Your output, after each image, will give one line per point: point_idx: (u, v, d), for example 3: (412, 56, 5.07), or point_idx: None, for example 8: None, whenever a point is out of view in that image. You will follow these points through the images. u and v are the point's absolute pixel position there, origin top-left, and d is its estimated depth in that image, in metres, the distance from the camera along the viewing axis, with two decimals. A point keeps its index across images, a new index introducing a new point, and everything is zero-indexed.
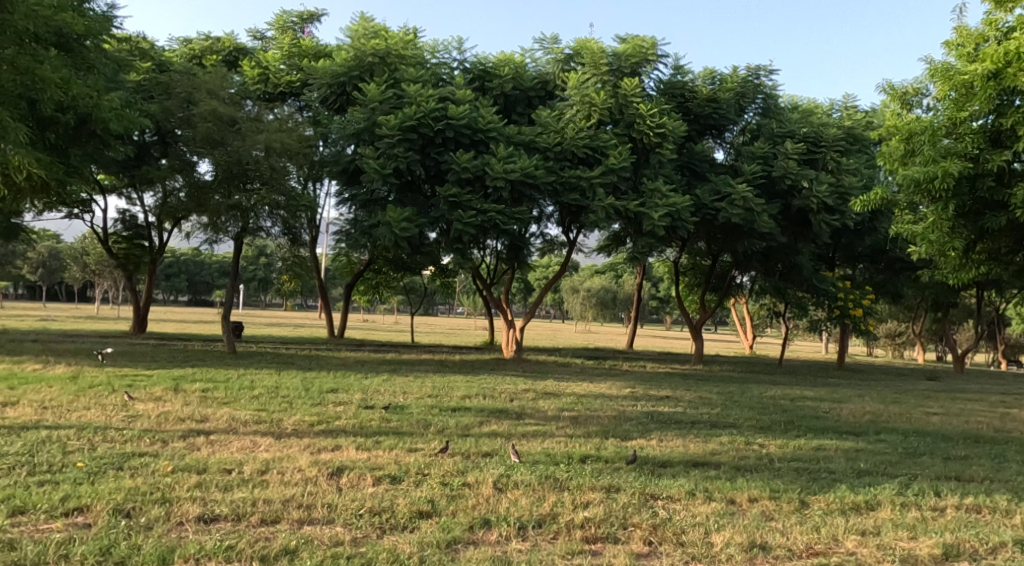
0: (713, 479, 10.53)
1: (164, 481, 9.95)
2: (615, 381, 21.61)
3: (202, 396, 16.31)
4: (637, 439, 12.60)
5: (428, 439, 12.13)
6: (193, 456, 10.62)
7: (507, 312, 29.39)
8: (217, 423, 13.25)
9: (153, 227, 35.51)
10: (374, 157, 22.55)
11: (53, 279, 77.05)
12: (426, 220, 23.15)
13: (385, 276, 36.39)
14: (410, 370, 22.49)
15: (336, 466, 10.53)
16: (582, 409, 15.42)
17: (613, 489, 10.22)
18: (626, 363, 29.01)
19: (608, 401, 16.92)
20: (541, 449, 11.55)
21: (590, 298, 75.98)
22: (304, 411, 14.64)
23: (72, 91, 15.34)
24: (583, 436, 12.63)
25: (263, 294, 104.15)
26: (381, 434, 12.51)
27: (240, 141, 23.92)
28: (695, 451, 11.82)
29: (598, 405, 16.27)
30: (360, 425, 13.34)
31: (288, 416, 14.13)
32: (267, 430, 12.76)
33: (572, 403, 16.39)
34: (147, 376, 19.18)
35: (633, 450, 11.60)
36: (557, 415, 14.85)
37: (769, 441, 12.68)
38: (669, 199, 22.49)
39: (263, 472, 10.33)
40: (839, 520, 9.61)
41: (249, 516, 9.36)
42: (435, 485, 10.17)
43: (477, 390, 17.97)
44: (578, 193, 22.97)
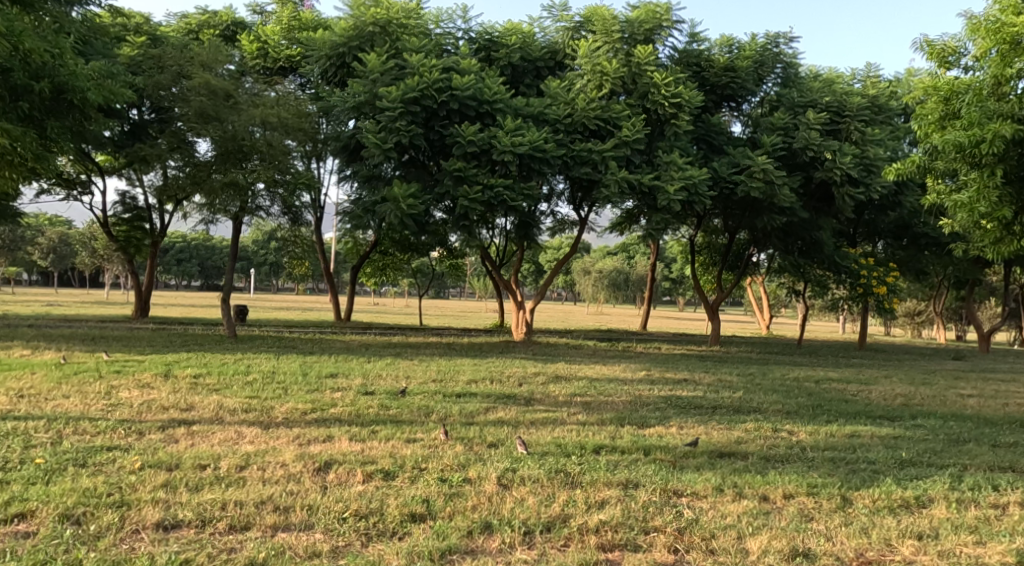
0: (742, 472, 9.56)
1: (128, 481, 9.04)
2: (629, 364, 20.67)
3: (192, 384, 15.43)
4: (655, 427, 11.62)
5: (428, 428, 11.19)
6: (165, 451, 9.70)
7: (517, 295, 28.37)
8: (203, 412, 12.35)
9: (153, 209, 34.67)
10: (375, 132, 21.55)
11: (64, 264, 76.44)
12: (431, 197, 22.18)
13: (392, 258, 35.51)
14: (414, 355, 21.61)
15: (323, 461, 9.60)
16: (596, 395, 14.45)
17: (631, 485, 9.26)
18: (640, 345, 27.99)
19: (623, 385, 15.95)
20: (551, 439, 10.56)
21: (602, 280, 75.09)
22: (297, 398, 13.71)
23: (25, 44, 13.94)
24: (596, 424, 11.67)
25: (274, 278, 103.52)
26: (378, 422, 11.57)
27: (236, 116, 22.93)
28: (719, 440, 10.83)
29: (613, 390, 15.29)
30: (356, 413, 12.39)
31: (280, 404, 13.22)
32: (256, 419, 11.84)
33: (584, 388, 15.41)
34: (137, 363, 18.32)
35: (653, 438, 10.63)
36: (568, 401, 13.89)
37: (799, 428, 11.68)
38: (685, 173, 21.42)
39: (241, 468, 9.40)
40: (890, 520, 8.64)
41: (216, 521, 8.45)
42: (434, 482, 9.23)
43: (484, 375, 17.04)
44: (590, 167, 21.92)
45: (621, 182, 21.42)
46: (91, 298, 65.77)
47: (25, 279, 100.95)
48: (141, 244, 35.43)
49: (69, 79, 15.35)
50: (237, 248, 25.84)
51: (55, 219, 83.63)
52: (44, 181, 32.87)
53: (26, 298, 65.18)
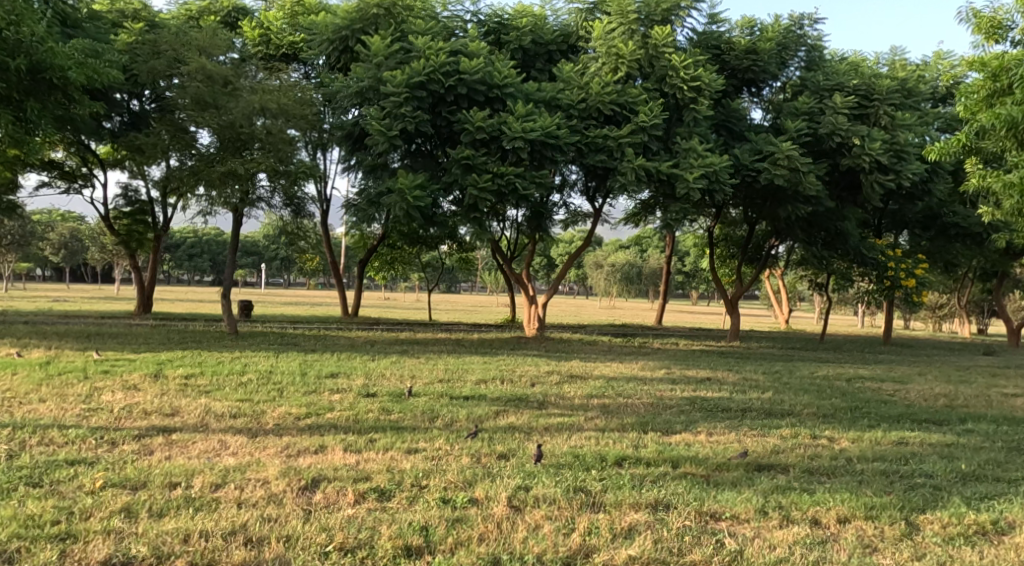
0: (785, 490, 8.61)
1: (84, 506, 8.20)
2: (646, 361, 19.65)
3: (183, 385, 14.48)
4: (681, 434, 10.51)
5: (431, 436, 10.14)
6: (133, 466, 8.83)
7: (529, 288, 27.31)
8: (188, 417, 11.37)
9: (156, 203, 33.72)
10: (379, 118, 20.51)
11: (75, 260, 75.75)
12: (438, 187, 21.15)
13: (399, 252, 34.54)
14: (421, 352, 20.63)
15: (311, 478, 8.70)
16: (616, 397, 13.41)
17: (661, 506, 8.32)
18: (657, 340, 26.85)
19: (643, 385, 14.89)
20: (568, 449, 9.52)
21: (614, 273, 74.07)
22: (292, 401, 12.71)
23: None
24: (617, 430, 10.58)
25: (285, 272, 102.79)
26: (377, 429, 10.56)
27: (233, 102, 21.93)
28: (755, 448, 9.77)
29: (634, 390, 14.22)
30: (353, 419, 11.38)
31: (273, 408, 12.20)
32: (243, 426, 10.83)
33: (602, 389, 14.35)
34: (128, 362, 17.51)
35: (680, 448, 9.61)
36: (585, 404, 12.84)
37: (840, 434, 10.56)
38: (705, 160, 20.31)
39: (216, 488, 8.52)
40: (967, 553, 7.73)
41: (175, 559, 7.60)
42: (436, 504, 8.31)
43: (493, 374, 16.03)
44: (605, 154, 20.81)
45: (638, 170, 20.33)
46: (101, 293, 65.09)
47: (38, 274, 100.45)
48: (144, 238, 34.53)
49: (48, 57, 14.57)
50: (238, 240, 24.79)
51: (64, 214, 82.93)
52: (43, 174, 31.97)
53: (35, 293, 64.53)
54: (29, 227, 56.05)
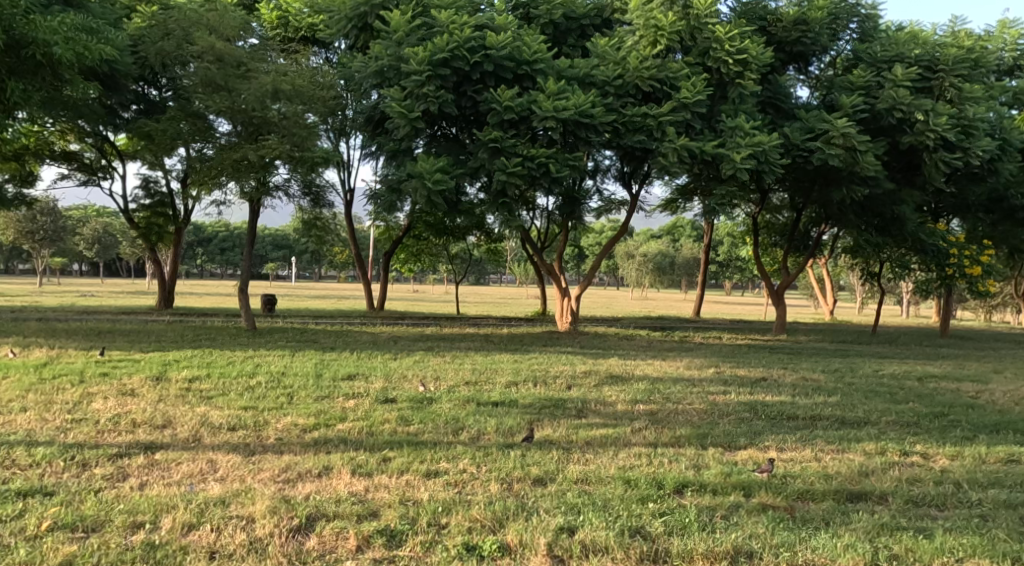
0: (894, 530, 7.94)
1: (15, 559, 7.54)
2: (690, 359, 18.19)
3: (184, 390, 13.27)
4: (746, 452, 9.23)
5: (451, 451, 9.22)
6: (94, 499, 8.18)
7: (560, 279, 25.79)
8: (181, 430, 10.12)
9: (177, 194, 32.55)
10: (400, 99, 19.07)
11: (109, 254, 74.81)
12: (463, 171, 19.71)
13: (425, 243, 33.18)
14: (447, 349, 19.25)
15: (308, 515, 8.06)
16: (664, 404, 11.95)
17: (745, 556, 7.63)
18: (698, 334, 25.26)
19: (692, 388, 13.43)
20: (618, 473, 8.70)
21: (646, 263, 72.53)
22: (301, 409, 11.37)
23: None
24: (672, 450, 9.25)
25: (315, 266, 102.00)
26: (397, 445, 9.40)
27: (245, 83, 20.56)
28: (833, 468, 8.89)
29: (683, 395, 12.74)
30: (367, 432, 10.02)
31: (278, 417, 10.87)
32: (242, 441, 9.52)
33: (647, 393, 12.90)
34: (131, 364, 16.24)
35: (748, 472, 8.76)
36: (631, 412, 11.38)
37: (944, 459, 9.27)
38: (753, 138, 18.73)
39: (189, 530, 7.86)
40: None
41: None
42: (459, 554, 7.64)
43: (525, 375, 14.65)
44: (644, 134, 19.27)
45: (680, 151, 18.78)
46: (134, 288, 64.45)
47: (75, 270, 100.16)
48: (164, 231, 33.28)
49: (32, 31, 13.68)
50: (255, 232, 23.37)
51: (95, 209, 82.47)
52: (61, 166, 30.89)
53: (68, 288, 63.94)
54: (60, 223, 55.26)
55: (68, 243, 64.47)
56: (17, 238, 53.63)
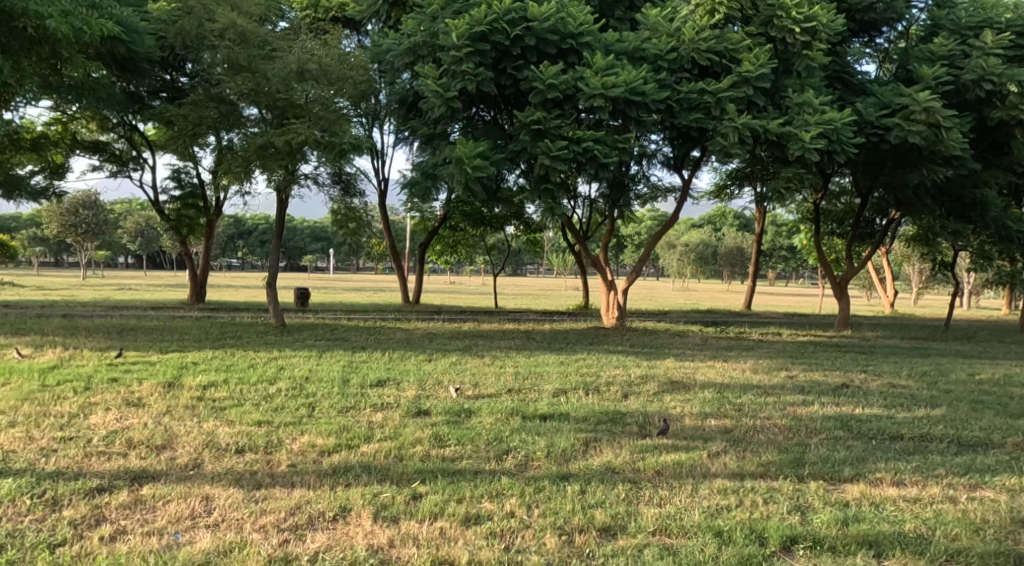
0: None
1: None
2: (754, 360, 16.58)
3: (197, 398, 11.89)
4: (855, 490, 8.31)
5: (513, 484, 8.31)
6: (49, 558, 7.35)
7: (606, 272, 24.15)
8: (180, 454, 8.85)
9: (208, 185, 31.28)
10: (435, 77, 17.62)
11: (152, 247, 73.94)
12: (504, 156, 18.18)
13: (461, 234, 31.71)
14: (486, 348, 17.76)
15: None
16: (737, 419, 10.43)
17: None
18: (756, 330, 23.58)
19: (766, 398, 11.88)
20: (705, 521, 7.80)
21: (689, 253, 70.70)
22: (322, 426, 9.95)
23: None
24: (772, 490, 8.28)
25: (354, 258, 100.99)
26: (439, 476, 8.44)
27: (268, 63, 19.09)
28: (956, 510, 8.04)
29: (756, 407, 11.22)
30: (398, 463, 8.72)
31: (296, 436, 9.43)
32: (245, 476, 8.39)
33: (715, 404, 11.37)
34: (145, 367, 14.71)
35: (871, 518, 7.86)
36: (702, 430, 9.87)
37: None
38: (822, 116, 17.11)
39: None
40: None
41: None
42: None
43: (575, 381, 13.16)
44: (701, 112, 17.70)
45: (741, 129, 17.16)
46: (175, 281, 63.60)
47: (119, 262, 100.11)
48: (196, 222, 32.16)
49: (23, 2, 12.44)
50: (283, 223, 21.95)
51: (136, 202, 81.88)
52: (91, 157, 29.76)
53: (109, 281, 63.24)
54: (103, 217, 54.37)
55: (112, 236, 63.86)
56: (59, 232, 52.77)
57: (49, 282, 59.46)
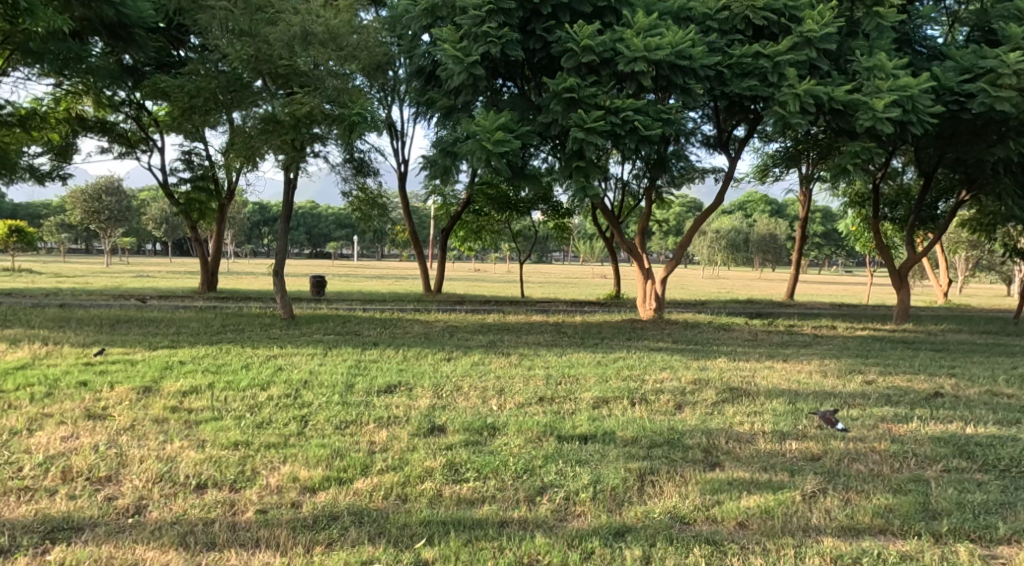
0: None
1: None
2: (818, 361, 14.67)
3: (170, 409, 9.97)
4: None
5: (597, 550, 7.22)
6: None
7: (642, 259, 22.09)
8: (115, 496, 7.72)
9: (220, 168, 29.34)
10: (454, 41, 15.69)
11: (176, 235, 72.33)
12: (532, 129, 16.23)
13: (486, 219, 29.74)
14: (512, 344, 15.89)
15: None
16: (821, 451, 8.56)
17: None
18: (808, 324, 21.61)
19: (848, 412, 10.05)
20: None
21: (720, 240, 68.59)
22: (310, 452, 8.32)
23: None
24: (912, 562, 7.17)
25: (380, 245, 99.04)
26: (453, 532, 7.37)
27: (269, 26, 17.13)
28: None
29: (840, 427, 9.34)
30: (403, 507, 7.66)
31: (274, 475, 8.00)
32: (199, 532, 7.37)
33: (790, 420, 9.54)
34: (124, 368, 12.72)
35: None
36: (779, 457, 8.50)
37: None
38: (895, 82, 15.22)
39: None
40: None
41: None
42: None
43: (617, 388, 11.30)
44: (756, 79, 15.76)
45: (803, 97, 15.22)
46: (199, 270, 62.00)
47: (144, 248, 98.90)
48: (207, 208, 30.28)
49: None
50: (290, 207, 19.99)
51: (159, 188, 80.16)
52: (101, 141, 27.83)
53: (131, 270, 61.63)
54: (126, 204, 52.58)
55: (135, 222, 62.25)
56: (82, 219, 51.03)
57: (69, 269, 57.91)
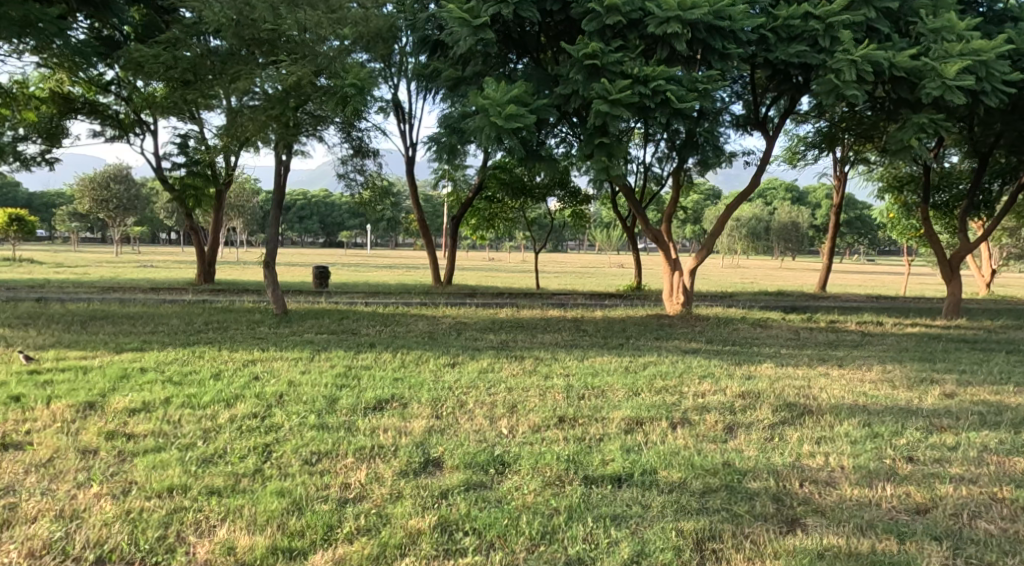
0: None
1: None
2: (878, 366, 12.76)
3: (106, 436, 8.17)
4: None
5: None
6: None
7: (669, 247, 20.02)
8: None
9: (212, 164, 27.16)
10: (460, 2, 13.84)
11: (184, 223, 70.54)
12: (549, 101, 14.28)
13: (499, 207, 27.74)
14: (526, 346, 13.97)
15: None
16: (929, 504, 7.51)
17: None
18: (853, 320, 19.60)
19: (932, 455, 8.22)
20: None
21: (740, 229, 66.51)
22: (259, 507, 7.28)
23: None
24: None
25: (395, 233, 96.91)
26: None
27: None
28: None
29: (936, 476, 7.87)
30: None
31: (201, 546, 6.98)
32: None
33: (865, 479, 7.78)
34: (73, 378, 10.81)
35: None
36: (870, 507, 7.49)
37: None
38: (966, 45, 13.40)
39: None
40: None
41: None
42: None
43: (654, 406, 9.39)
44: (805, 44, 13.85)
45: (859, 64, 13.29)
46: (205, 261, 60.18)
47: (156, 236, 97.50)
48: (203, 194, 28.21)
49: None
50: (281, 192, 17.98)
51: None
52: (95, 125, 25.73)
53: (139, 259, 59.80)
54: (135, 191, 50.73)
55: (144, 210, 60.37)
56: (90, 208, 49.14)
57: (74, 257, 56.17)
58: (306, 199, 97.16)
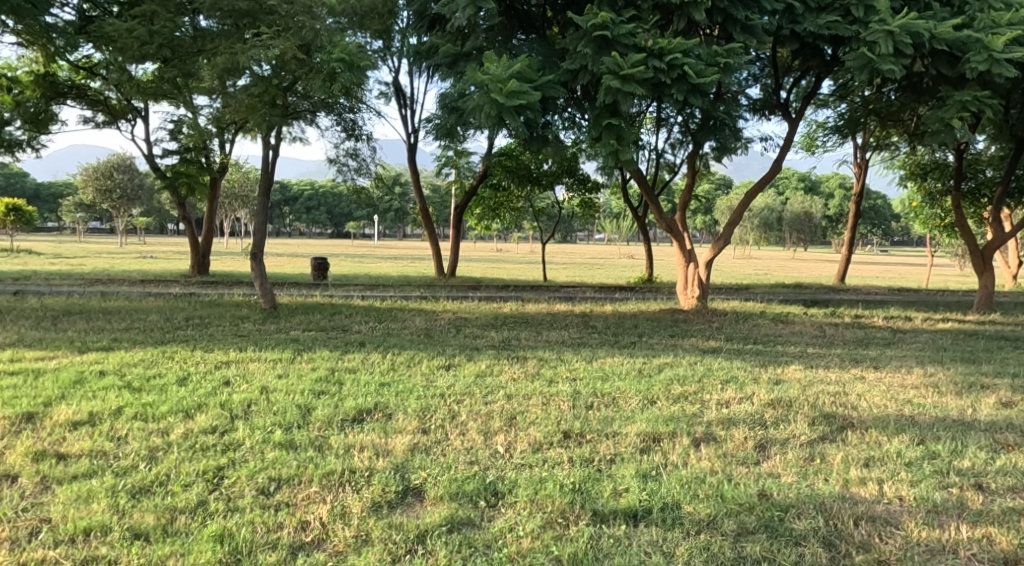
0: None
1: None
2: (917, 368, 11.56)
3: (33, 457, 7.47)
4: None
5: None
6: None
7: (684, 238, 18.71)
8: None
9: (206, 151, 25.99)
10: None
11: None
12: (555, 77, 13.09)
13: (505, 196, 26.51)
14: (529, 345, 12.79)
15: None
16: (1019, 554, 6.70)
17: None
18: (882, 315, 18.34)
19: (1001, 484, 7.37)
20: None
21: (753, 219, 65.11)
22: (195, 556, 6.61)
23: None
24: None
25: (402, 224, 95.63)
26: None
27: None
28: None
29: (1016, 512, 7.07)
30: None
31: None
32: None
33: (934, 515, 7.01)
34: (22, 382, 9.66)
35: None
36: (949, 555, 6.72)
37: None
38: (1016, 14, 12.27)
39: None
40: None
41: None
42: None
43: (673, 420, 8.24)
44: (839, 14, 12.77)
45: (897, 35, 12.05)
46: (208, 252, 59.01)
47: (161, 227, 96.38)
48: (196, 182, 26.99)
49: None
50: (269, 178, 16.74)
51: None
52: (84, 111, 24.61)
53: (142, 250, 58.61)
54: (138, 181, 49.56)
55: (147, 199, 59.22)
56: (93, 198, 47.96)
57: (75, 248, 55.02)
58: (312, 190, 95.98)
